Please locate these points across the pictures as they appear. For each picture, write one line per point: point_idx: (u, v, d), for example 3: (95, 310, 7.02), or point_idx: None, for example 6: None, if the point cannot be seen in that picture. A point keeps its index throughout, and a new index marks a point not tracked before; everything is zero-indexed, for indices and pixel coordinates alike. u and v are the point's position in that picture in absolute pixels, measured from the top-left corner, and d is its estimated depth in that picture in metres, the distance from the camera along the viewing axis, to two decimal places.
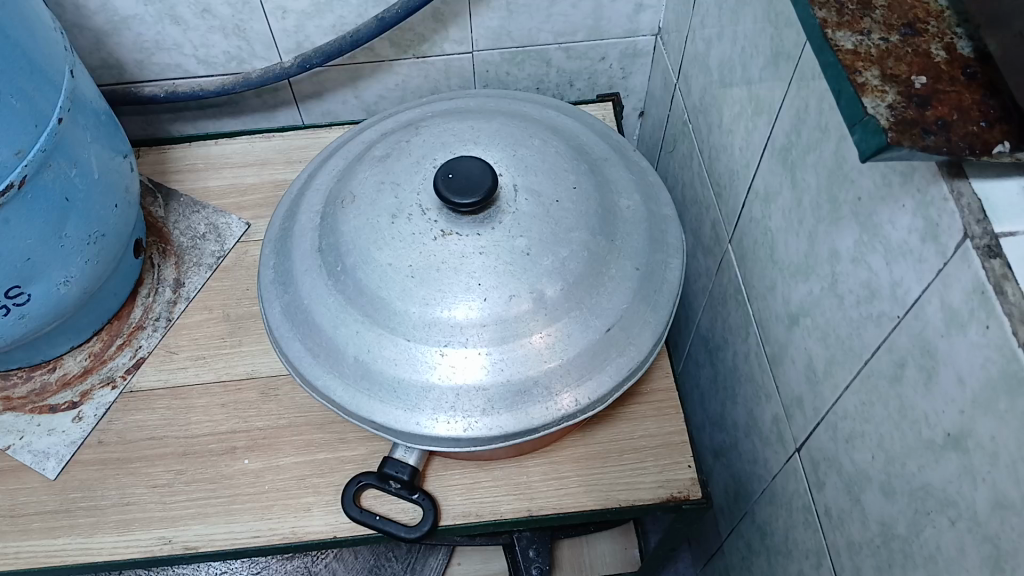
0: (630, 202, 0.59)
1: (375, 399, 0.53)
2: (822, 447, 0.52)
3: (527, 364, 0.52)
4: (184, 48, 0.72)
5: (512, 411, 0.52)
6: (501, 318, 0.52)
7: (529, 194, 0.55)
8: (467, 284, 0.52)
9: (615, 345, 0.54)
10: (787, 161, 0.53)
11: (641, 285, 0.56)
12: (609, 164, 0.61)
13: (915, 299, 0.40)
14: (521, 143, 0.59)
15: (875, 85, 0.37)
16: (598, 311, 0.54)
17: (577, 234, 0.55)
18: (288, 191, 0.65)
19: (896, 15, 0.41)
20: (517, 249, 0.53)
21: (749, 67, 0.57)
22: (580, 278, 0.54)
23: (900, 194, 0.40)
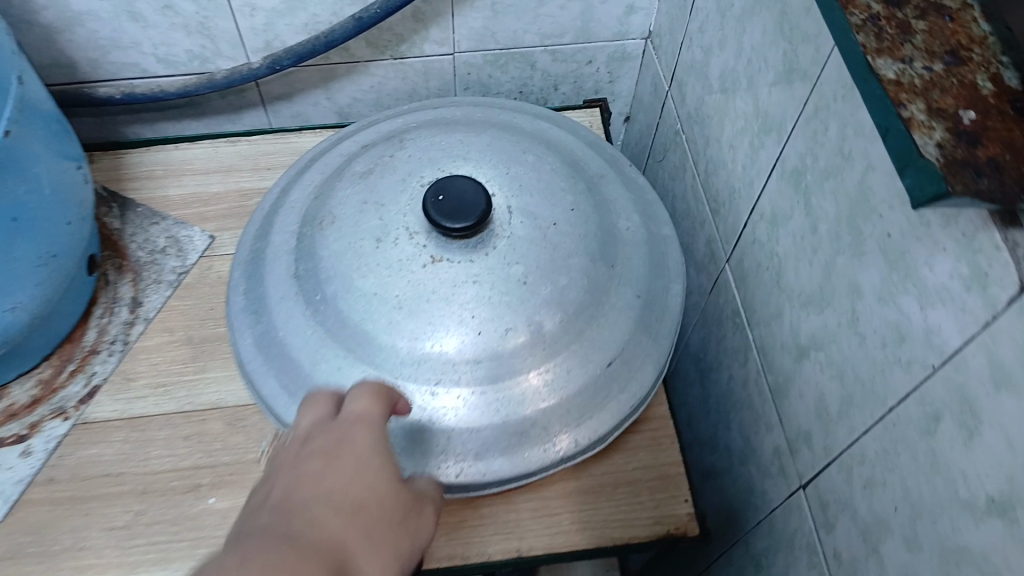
0: (630, 223, 0.56)
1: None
2: (834, 487, 0.50)
3: (523, 404, 0.49)
4: (143, 47, 0.67)
5: (507, 455, 0.49)
6: (495, 354, 0.49)
7: (524, 216, 0.52)
8: (460, 316, 0.48)
9: (615, 381, 0.51)
10: (799, 185, 0.50)
11: (642, 315, 0.53)
12: (607, 182, 0.57)
13: (955, 350, 0.37)
14: (514, 159, 0.55)
15: (922, 120, 0.34)
16: (599, 344, 0.51)
17: (575, 260, 0.51)
18: (258, 206, 0.60)
19: (937, 41, 0.38)
20: (514, 277, 0.50)
21: (756, 82, 0.54)
22: (580, 309, 0.51)
23: (941, 235, 0.37)
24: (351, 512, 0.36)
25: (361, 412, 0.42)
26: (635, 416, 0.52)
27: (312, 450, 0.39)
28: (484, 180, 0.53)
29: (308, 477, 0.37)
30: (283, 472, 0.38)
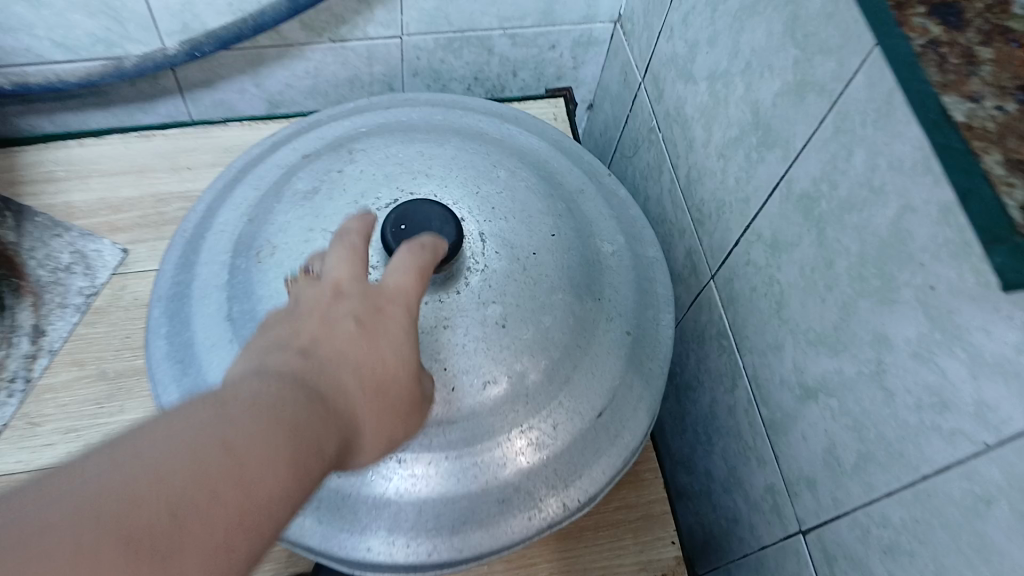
0: (613, 246, 0.50)
1: (313, 522, 0.42)
2: (844, 543, 0.46)
3: (503, 467, 0.43)
4: (35, 30, 0.56)
5: (487, 527, 0.42)
6: (470, 411, 0.42)
7: (499, 246, 0.45)
8: (430, 369, 0.42)
9: (605, 434, 0.45)
10: (811, 213, 0.44)
11: (631, 354, 0.47)
12: (586, 198, 0.51)
13: (1017, 434, 0.32)
14: (484, 177, 0.48)
15: (1002, 176, 0.29)
16: (586, 393, 0.45)
17: (559, 295, 0.45)
18: (179, 228, 0.51)
19: (1011, 71, 0.32)
20: (491, 320, 0.43)
21: (756, 89, 0.48)
22: (565, 352, 0.45)
23: (1003, 302, 0.32)
24: (372, 392, 0.33)
25: (404, 285, 0.38)
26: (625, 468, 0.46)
27: (347, 304, 0.36)
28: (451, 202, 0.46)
29: (340, 336, 0.34)
30: (314, 317, 0.35)
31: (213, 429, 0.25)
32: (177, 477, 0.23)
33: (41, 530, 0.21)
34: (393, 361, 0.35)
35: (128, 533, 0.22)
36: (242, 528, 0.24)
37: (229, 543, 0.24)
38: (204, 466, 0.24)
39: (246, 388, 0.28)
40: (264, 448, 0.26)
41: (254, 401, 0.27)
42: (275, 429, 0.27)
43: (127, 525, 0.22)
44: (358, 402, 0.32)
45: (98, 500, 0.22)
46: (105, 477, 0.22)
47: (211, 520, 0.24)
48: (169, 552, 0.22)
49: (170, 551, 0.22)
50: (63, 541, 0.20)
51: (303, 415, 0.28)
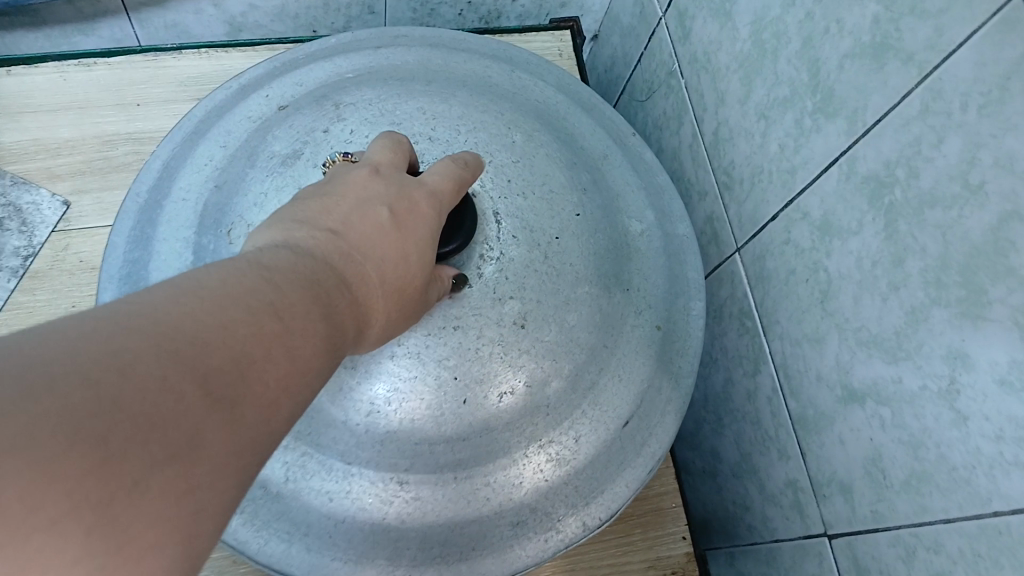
0: (642, 225, 0.46)
1: (301, 550, 0.39)
2: (881, 558, 0.42)
3: (519, 486, 0.40)
4: None
5: (499, 552, 0.39)
6: (484, 424, 0.39)
7: (517, 229, 0.41)
8: (440, 376, 0.39)
9: (631, 445, 0.42)
10: (878, 200, 0.39)
11: (660, 350, 0.44)
12: (611, 166, 0.47)
13: None
14: (494, 144, 0.44)
15: None
16: (608, 401, 0.42)
17: (584, 288, 0.42)
18: (127, 194, 0.45)
19: None
20: (508, 320, 0.40)
21: (816, 46, 0.41)
22: (592, 352, 0.42)
23: None
24: (394, 295, 0.32)
25: (442, 189, 0.36)
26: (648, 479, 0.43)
27: (382, 192, 0.34)
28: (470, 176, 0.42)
29: (374, 227, 0.32)
30: (348, 197, 0.33)
31: (263, 293, 0.25)
32: (233, 338, 0.23)
33: (117, 362, 0.20)
34: (418, 261, 0.33)
35: (195, 374, 0.21)
36: (281, 396, 0.24)
37: (271, 409, 0.24)
38: (255, 333, 0.24)
39: (284, 263, 0.27)
40: (303, 326, 0.26)
41: (295, 269, 0.27)
42: (312, 311, 0.26)
43: (190, 371, 0.21)
44: (381, 298, 0.31)
45: (164, 344, 0.21)
46: (168, 323, 0.22)
47: (259, 384, 0.23)
48: (228, 403, 0.22)
49: (227, 402, 0.22)
50: (137, 379, 0.20)
51: (335, 302, 0.28)
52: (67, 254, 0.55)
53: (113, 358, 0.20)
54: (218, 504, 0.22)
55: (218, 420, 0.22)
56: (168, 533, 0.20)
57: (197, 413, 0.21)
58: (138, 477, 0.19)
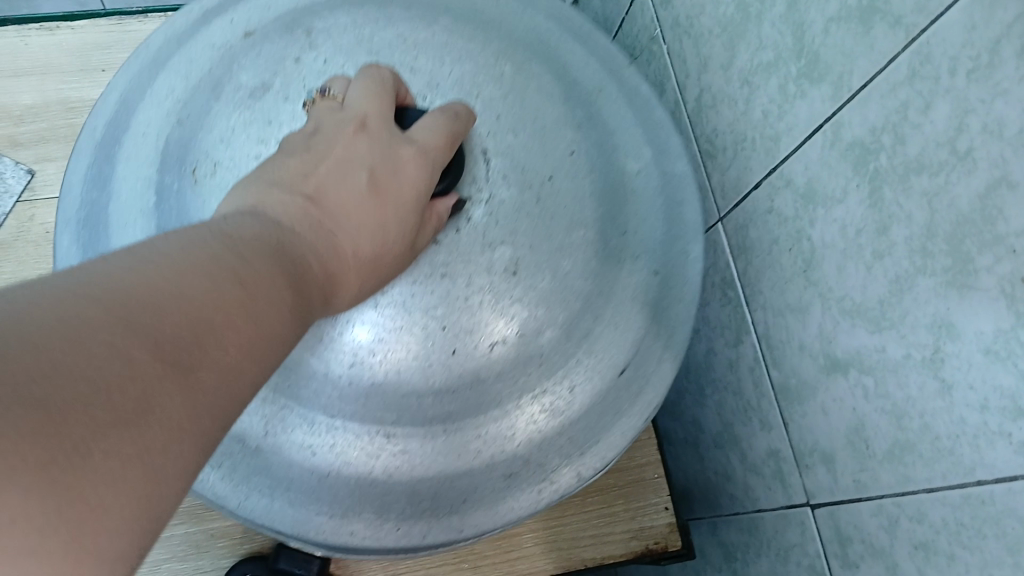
0: (642, 164, 0.43)
1: (284, 505, 0.38)
2: (862, 528, 0.42)
3: (512, 439, 0.38)
4: None
5: (490, 506, 0.38)
6: (474, 374, 0.37)
7: (507, 168, 0.39)
8: (426, 325, 0.37)
9: (627, 397, 0.40)
10: (863, 167, 0.38)
11: (662, 299, 0.41)
12: (608, 99, 0.44)
13: None
14: (474, 78, 0.41)
15: None
16: (607, 349, 0.40)
17: (580, 233, 0.40)
18: (82, 134, 0.43)
19: None
20: (498, 264, 0.38)
21: (801, 8, 0.40)
22: (588, 303, 0.40)
23: None
24: (368, 267, 0.32)
25: (432, 144, 0.36)
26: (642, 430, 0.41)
27: (366, 155, 0.35)
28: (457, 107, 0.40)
29: (352, 194, 0.33)
30: (330, 156, 0.34)
31: (218, 261, 0.24)
32: (195, 304, 0.22)
33: (73, 332, 0.19)
34: (405, 229, 0.34)
35: (152, 339, 0.20)
36: (246, 364, 0.23)
37: (239, 378, 0.23)
38: (217, 299, 0.23)
39: (246, 234, 0.27)
40: (268, 295, 0.25)
41: (252, 238, 0.27)
42: (275, 279, 0.26)
43: (146, 337, 0.20)
44: (355, 269, 0.31)
45: (121, 311, 0.20)
46: (121, 291, 0.21)
47: (225, 352, 0.22)
48: (195, 369, 0.21)
49: (193, 370, 0.21)
50: (90, 345, 0.19)
51: (298, 271, 0.27)
52: (33, 225, 0.54)
53: (65, 326, 0.19)
54: (190, 476, 0.21)
55: (187, 388, 0.21)
56: (138, 510, 0.19)
57: (166, 380, 0.20)
58: (109, 450, 0.18)
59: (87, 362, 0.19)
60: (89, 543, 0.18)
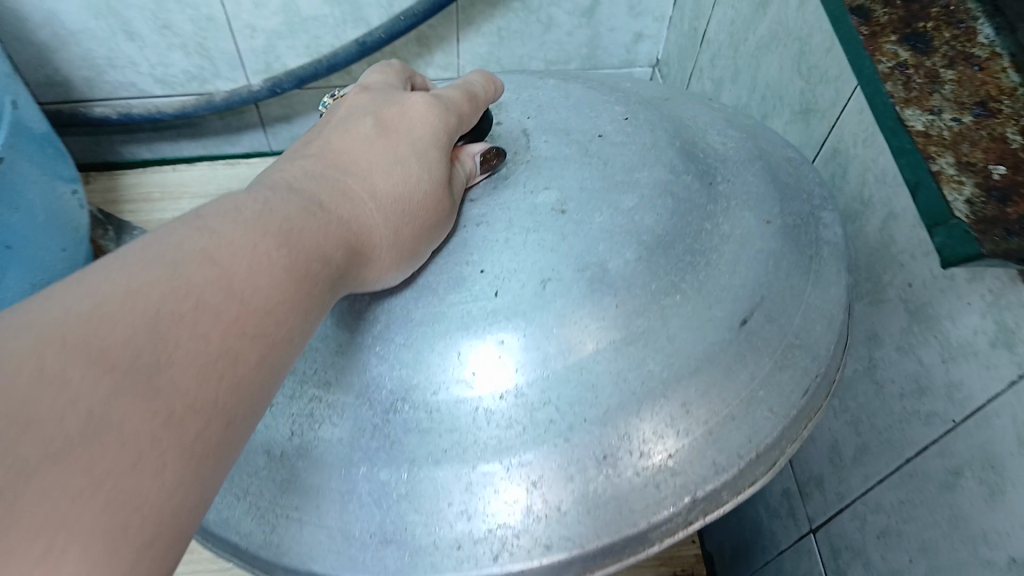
0: (727, 139, 0.42)
1: (324, 532, 0.32)
2: (845, 535, 0.49)
3: (596, 419, 0.32)
4: (139, 67, 0.78)
5: (577, 499, 0.31)
6: (544, 337, 0.33)
7: (549, 134, 0.40)
8: (465, 275, 0.35)
9: (760, 360, 0.34)
10: None
11: (780, 242, 0.37)
12: (677, 104, 0.45)
13: (978, 407, 0.37)
14: (529, 87, 0.44)
15: (951, 174, 0.33)
16: (713, 307, 0.35)
17: (643, 172, 0.37)
18: None
19: (967, 91, 0.36)
20: (549, 209, 0.36)
21: (770, 118, 0.53)
22: (669, 243, 0.35)
23: (965, 289, 0.36)
24: (395, 207, 0.33)
25: (454, 98, 0.38)
26: (820, 407, 0.36)
27: (367, 104, 0.37)
28: (495, 116, 0.42)
29: (359, 137, 0.35)
30: (338, 124, 0.36)
31: (183, 253, 0.26)
32: (155, 305, 0.24)
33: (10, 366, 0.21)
34: (440, 168, 0.35)
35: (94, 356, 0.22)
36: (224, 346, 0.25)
37: (223, 363, 0.25)
38: (180, 288, 0.25)
39: (224, 210, 0.29)
40: (246, 268, 0.27)
41: (233, 219, 0.28)
42: (258, 246, 0.28)
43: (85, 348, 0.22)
44: (377, 209, 0.33)
45: (72, 332, 0.23)
46: (75, 311, 0.23)
47: (197, 340, 0.25)
48: (160, 372, 0.23)
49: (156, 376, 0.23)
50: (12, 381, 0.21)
51: (293, 233, 0.29)
52: None
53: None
54: (182, 477, 0.23)
55: (148, 395, 0.23)
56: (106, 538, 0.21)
57: (122, 393, 0.22)
58: (49, 495, 0.20)
59: (31, 399, 0.21)
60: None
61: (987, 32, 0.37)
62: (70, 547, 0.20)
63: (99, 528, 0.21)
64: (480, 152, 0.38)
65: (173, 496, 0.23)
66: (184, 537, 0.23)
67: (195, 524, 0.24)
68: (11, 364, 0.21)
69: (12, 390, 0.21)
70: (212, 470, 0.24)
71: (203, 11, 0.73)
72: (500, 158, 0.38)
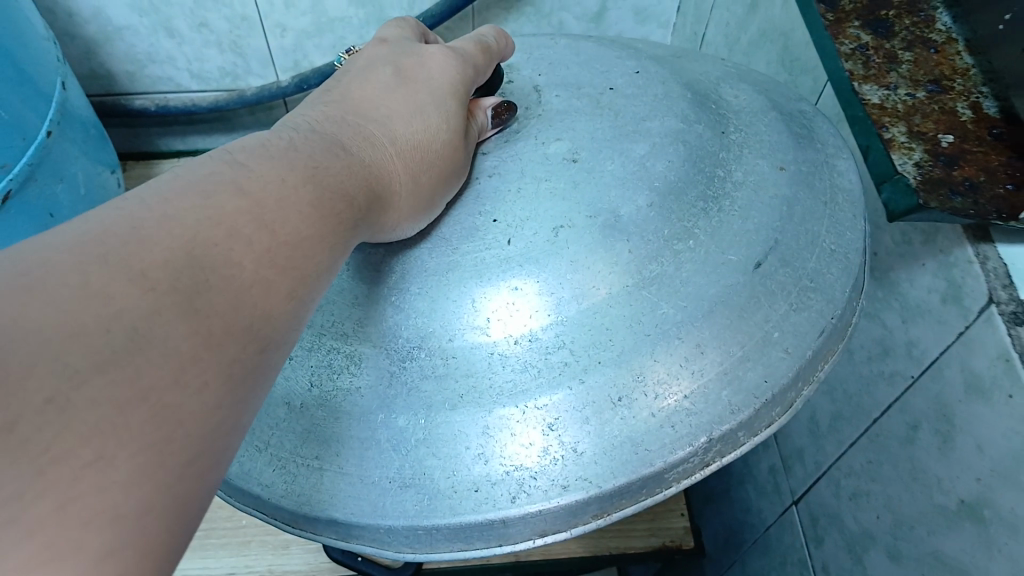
0: (738, 92, 0.41)
1: (343, 480, 0.31)
2: (824, 502, 0.52)
3: (613, 360, 0.31)
4: (178, 62, 0.85)
5: (595, 440, 0.30)
6: (561, 279, 0.32)
7: (561, 89, 0.39)
8: (478, 225, 0.34)
9: (776, 304, 0.32)
10: None
11: (793, 188, 0.35)
12: (688, 61, 0.44)
13: (933, 360, 0.40)
14: (541, 46, 0.44)
15: (902, 141, 0.37)
16: (727, 245, 0.33)
17: (653, 122, 0.36)
18: None
19: (923, 70, 0.40)
20: (561, 156, 0.34)
21: None
22: (680, 190, 0.34)
23: (921, 253, 0.40)
24: (415, 153, 0.34)
25: (468, 49, 0.38)
26: (836, 349, 0.33)
27: (390, 54, 0.38)
28: (509, 74, 0.42)
29: (380, 86, 0.37)
30: (356, 72, 0.37)
31: (219, 184, 0.27)
32: (190, 231, 0.25)
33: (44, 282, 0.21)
34: (457, 117, 0.36)
35: (136, 275, 0.23)
36: (265, 270, 0.26)
37: (258, 291, 0.26)
38: (214, 218, 0.26)
39: (252, 148, 0.30)
40: (276, 201, 0.28)
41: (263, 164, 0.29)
42: (286, 181, 0.29)
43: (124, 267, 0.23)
44: (395, 155, 0.34)
45: (114, 251, 0.23)
46: (117, 235, 0.24)
47: (231, 268, 0.25)
48: (200, 294, 0.24)
49: (198, 297, 0.24)
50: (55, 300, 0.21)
51: (317, 170, 0.30)
52: None
53: (36, 283, 0.21)
54: (222, 397, 0.24)
55: (188, 315, 0.23)
56: (151, 450, 0.21)
57: (164, 311, 0.23)
58: (102, 401, 0.20)
59: (78, 313, 0.21)
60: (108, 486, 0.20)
61: (944, 21, 0.41)
62: (119, 454, 0.20)
63: (147, 439, 0.21)
64: (492, 106, 0.37)
65: (212, 415, 0.23)
66: (218, 464, 0.24)
67: (234, 444, 0.25)
68: (54, 280, 0.22)
69: (61, 303, 0.21)
70: (250, 391, 0.25)
71: (238, 11, 0.79)
72: (511, 112, 0.37)
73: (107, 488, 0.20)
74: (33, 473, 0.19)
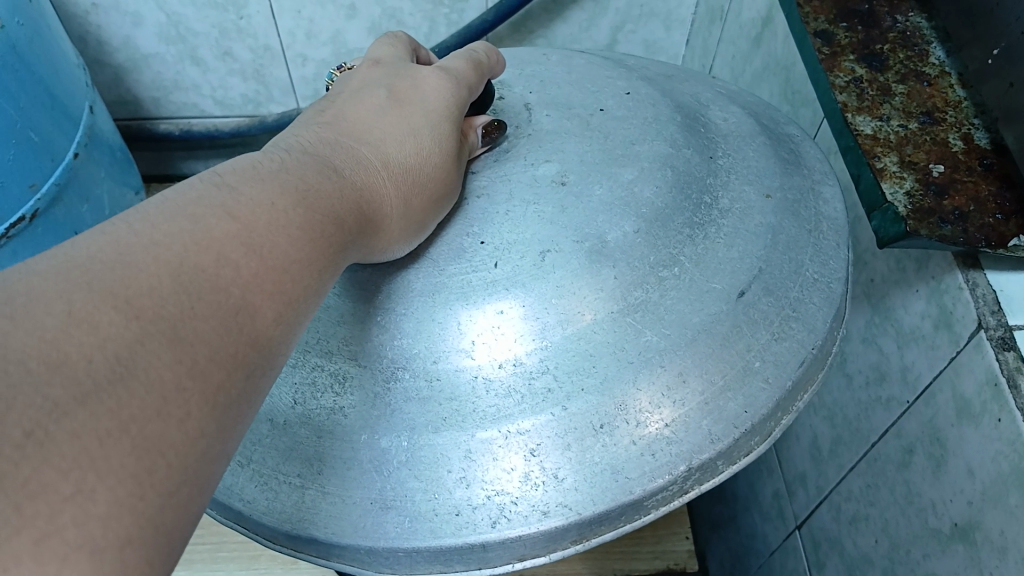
0: (729, 114, 0.40)
1: (323, 500, 0.30)
2: (825, 527, 0.52)
3: (597, 387, 0.30)
4: (202, 89, 0.88)
5: (576, 467, 0.29)
6: (548, 302, 0.31)
7: (551, 108, 0.37)
8: (465, 246, 0.33)
9: (757, 332, 0.32)
10: None
11: (778, 216, 0.35)
12: (680, 81, 0.43)
13: (927, 386, 0.40)
14: (532, 64, 0.42)
15: (894, 171, 0.38)
16: (712, 272, 0.33)
17: (645, 144, 0.35)
18: None
19: (915, 102, 0.41)
20: (549, 179, 0.34)
21: None
22: (668, 216, 0.33)
23: (914, 280, 0.41)
24: (407, 177, 0.32)
25: (461, 69, 0.37)
26: (816, 377, 0.33)
27: (381, 76, 0.36)
28: (499, 91, 0.40)
29: (371, 108, 0.34)
30: (349, 91, 0.36)
31: (206, 201, 0.26)
32: (177, 257, 0.24)
33: (32, 307, 0.20)
34: (450, 142, 0.34)
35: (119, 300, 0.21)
36: (258, 297, 0.25)
37: (242, 318, 0.24)
38: (202, 243, 0.24)
39: (242, 170, 0.28)
40: (265, 224, 0.26)
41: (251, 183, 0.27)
42: (276, 204, 0.27)
43: (111, 295, 0.21)
44: (387, 177, 0.32)
45: (99, 279, 0.22)
46: (99, 259, 0.22)
47: (218, 294, 0.24)
48: (185, 319, 0.22)
49: (180, 323, 0.22)
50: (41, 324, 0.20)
51: (309, 193, 0.28)
52: None
53: (24, 310, 0.20)
54: (205, 427, 0.22)
55: (171, 343, 0.22)
56: (132, 480, 0.20)
57: (147, 340, 0.21)
58: (84, 431, 0.19)
59: (61, 341, 0.20)
60: (82, 519, 0.18)
61: (937, 55, 0.43)
62: (100, 486, 0.19)
63: (127, 470, 0.19)
64: (482, 125, 0.36)
65: (196, 445, 0.22)
66: (205, 492, 0.22)
67: (218, 474, 0.23)
68: (40, 307, 0.20)
69: (42, 331, 0.20)
70: (236, 418, 0.23)
71: (261, 41, 0.82)
72: (501, 132, 0.36)
73: (85, 521, 0.18)
74: (9, 508, 0.17)
